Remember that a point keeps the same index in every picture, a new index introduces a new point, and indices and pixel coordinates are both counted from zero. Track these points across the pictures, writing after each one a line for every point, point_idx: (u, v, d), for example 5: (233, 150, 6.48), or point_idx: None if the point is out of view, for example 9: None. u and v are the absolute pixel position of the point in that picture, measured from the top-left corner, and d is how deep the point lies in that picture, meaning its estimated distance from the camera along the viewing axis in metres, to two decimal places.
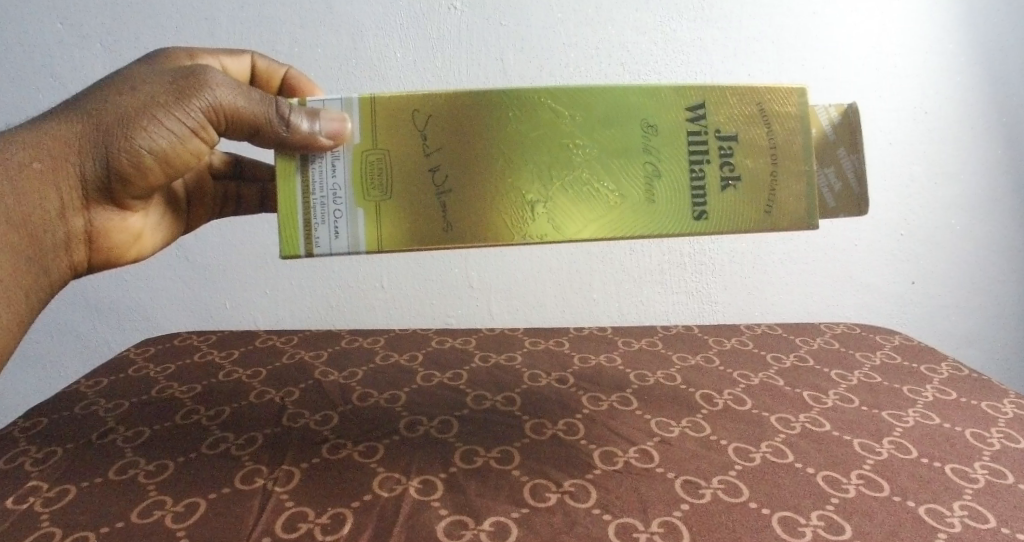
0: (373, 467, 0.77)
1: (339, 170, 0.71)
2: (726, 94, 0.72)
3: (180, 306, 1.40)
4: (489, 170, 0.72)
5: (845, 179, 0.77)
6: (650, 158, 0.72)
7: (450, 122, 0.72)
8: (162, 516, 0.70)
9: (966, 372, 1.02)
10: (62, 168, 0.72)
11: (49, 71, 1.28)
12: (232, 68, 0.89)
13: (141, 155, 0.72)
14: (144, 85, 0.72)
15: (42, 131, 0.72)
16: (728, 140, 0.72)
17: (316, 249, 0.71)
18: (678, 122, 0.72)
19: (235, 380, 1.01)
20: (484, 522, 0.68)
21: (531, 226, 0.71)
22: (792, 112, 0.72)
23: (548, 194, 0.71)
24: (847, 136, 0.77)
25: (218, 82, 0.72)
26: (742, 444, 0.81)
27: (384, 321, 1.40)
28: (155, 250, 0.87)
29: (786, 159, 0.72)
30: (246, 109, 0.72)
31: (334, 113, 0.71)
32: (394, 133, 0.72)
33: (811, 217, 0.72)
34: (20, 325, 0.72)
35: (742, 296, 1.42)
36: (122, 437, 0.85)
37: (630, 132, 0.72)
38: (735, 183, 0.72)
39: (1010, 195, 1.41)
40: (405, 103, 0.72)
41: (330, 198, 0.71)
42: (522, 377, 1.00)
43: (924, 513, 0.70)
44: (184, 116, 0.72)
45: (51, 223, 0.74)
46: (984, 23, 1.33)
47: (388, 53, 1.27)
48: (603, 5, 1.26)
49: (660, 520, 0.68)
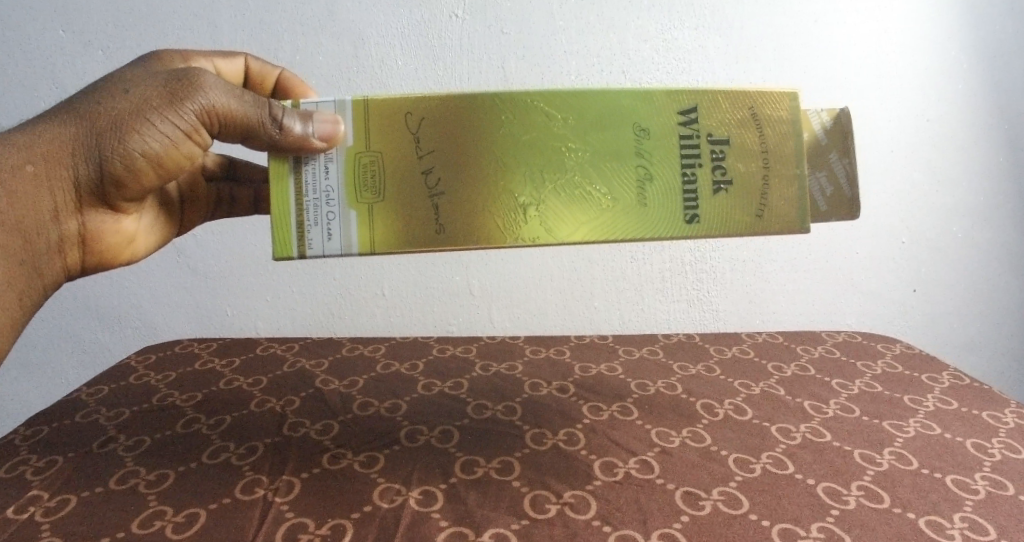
0: (373, 478, 0.77)
1: (332, 172, 0.71)
2: (719, 98, 0.72)
3: (181, 312, 1.40)
4: (480, 172, 0.72)
5: (837, 183, 0.77)
6: (643, 161, 0.72)
7: (442, 123, 0.72)
8: (162, 526, 0.70)
9: (967, 381, 1.02)
10: (56, 170, 0.72)
11: (50, 76, 1.29)
12: (225, 70, 0.89)
13: (134, 158, 0.72)
14: (137, 88, 0.72)
15: (37, 133, 0.72)
16: (719, 144, 0.72)
17: (309, 251, 0.71)
18: (672, 124, 0.72)
19: (235, 389, 1.01)
20: (484, 533, 0.68)
21: (522, 229, 0.72)
22: (784, 116, 0.73)
23: (540, 197, 0.71)
24: (839, 140, 0.77)
25: (212, 84, 0.72)
26: (742, 454, 0.81)
27: (384, 328, 1.39)
28: (150, 252, 0.87)
29: (777, 163, 0.72)
30: (239, 112, 0.72)
31: (327, 115, 0.71)
32: (387, 135, 0.72)
33: (802, 221, 0.72)
34: (14, 328, 0.73)
35: (743, 304, 1.42)
36: (122, 446, 0.85)
37: (623, 136, 0.72)
38: (726, 187, 0.72)
39: (1012, 202, 1.41)
40: (398, 105, 0.72)
41: (323, 200, 0.71)
42: (523, 386, 1.00)
43: (925, 525, 0.70)
44: (178, 118, 0.72)
45: (45, 226, 0.74)
46: (986, 30, 1.33)
47: (389, 61, 1.27)
48: (605, 13, 1.26)
49: (660, 532, 0.68)
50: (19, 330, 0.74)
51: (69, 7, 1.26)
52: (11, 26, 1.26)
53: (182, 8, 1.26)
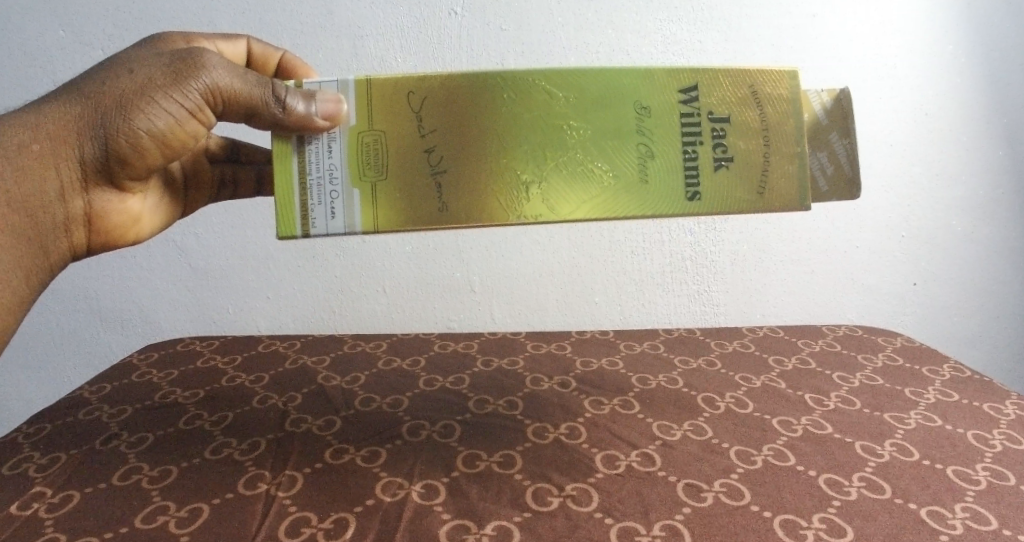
0: (376, 472, 0.77)
1: (335, 151, 0.72)
2: (718, 77, 0.73)
3: (184, 311, 1.40)
4: (480, 150, 0.72)
5: (838, 163, 0.77)
6: (644, 139, 0.72)
7: (444, 102, 0.72)
8: (167, 521, 0.70)
9: (968, 373, 1.02)
10: (61, 149, 0.72)
11: (50, 75, 1.29)
12: (227, 52, 0.89)
13: (139, 137, 0.73)
14: (140, 68, 0.72)
15: (41, 113, 0.72)
16: (720, 122, 0.72)
17: (312, 230, 0.72)
18: (671, 103, 0.72)
19: (238, 386, 1.01)
20: (486, 526, 0.68)
21: (525, 207, 0.72)
22: (784, 94, 0.73)
23: (542, 175, 0.72)
24: (839, 120, 0.77)
25: (215, 64, 0.73)
26: (744, 447, 0.81)
27: (386, 325, 1.40)
28: (155, 235, 0.87)
29: (778, 139, 0.73)
30: (242, 91, 0.73)
31: (330, 94, 0.71)
32: (389, 114, 0.72)
33: (804, 199, 0.72)
34: (19, 308, 0.73)
35: (743, 299, 1.42)
36: (125, 443, 0.85)
37: (622, 114, 0.72)
38: (727, 164, 0.72)
39: (1011, 196, 1.41)
40: (400, 85, 0.72)
41: (326, 179, 0.72)
42: (524, 381, 1.00)
43: (926, 515, 0.70)
44: (182, 98, 0.72)
45: (50, 205, 0.74)
46: (984, 24, 1.33)
47: (388, 58, 1.28)
48: (603, 8, 1.26)
49: (662, 524, 0.68)
50: (21, 314, 0.74)
51: (69, 7, 1.26)
52: (11, 27, 1.27)
53: (183, 8, 1.27)
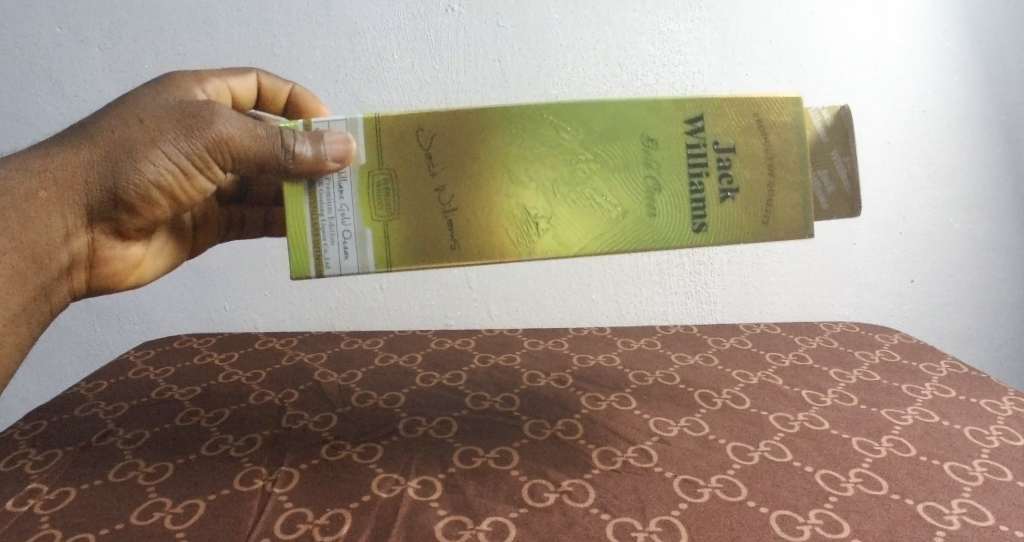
0: (373, 467, 0.77)
1: (345, 193, 0.72)
2: (727, 105, 0.72)
3: (178, 309, 1.40)
4: (455, 180, 0.72)
5: (839, 181, 0.77)
6: (653, 171, 0.72)
7: (457, 134, 0.72)
8: (162, 517, 0.70)
9: (966, 369, 1.02)
10: (67, 195, 0.71)
11: (48, 76, 1.29)
12: (238, 88, 0.87)
13: (150, 187, 0.73)
14: (149, 117, 0.71)
15: (48, 156, 0.70)
16: (726, 151, 0.72)
17: (327, 270, 0.72)
18: (680, 132, 0.72)
19: (235, 382, 1.01)
20: (482, 522, 0.68)
21: (535, 244, 0.72)
22: (787, 120, 0.73)
23: (551, 211, 0.72)
24: (840, 139, 0.77)
25: (223, 116, 0.72)
26: (741, 443, 0.81)
27: (383, 323, 1.40)
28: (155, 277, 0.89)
29: (781, 169, 0.72)
30: (251, 141, 0.72)
31: (338, 134, 0.71)
32: (402, 151, 0.72)
33: (807, 227, 0.72)
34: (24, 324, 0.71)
35: (741, 296, 1.42)
36: (121, 439, 0.85)
37: (631, 146, 0.72)
38: (733, 195, 0.72)
39: (1009, 191, 1.41)
40: (411, 118, 0.72)
41: (339, 219, 0.72)
42: (521, 377, 1.01)
43: (923, 511, 0.70)
44: (188, 148, 0.72)
45: (55, 248, 0.73)
46: (981, 21, 1.33)
47: (386, 55, 1.27)
48: (601, 6, 1.26)
49: (660, 519, 0.68)
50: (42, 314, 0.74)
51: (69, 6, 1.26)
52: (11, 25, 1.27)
53: (181, 7, 1.27)
